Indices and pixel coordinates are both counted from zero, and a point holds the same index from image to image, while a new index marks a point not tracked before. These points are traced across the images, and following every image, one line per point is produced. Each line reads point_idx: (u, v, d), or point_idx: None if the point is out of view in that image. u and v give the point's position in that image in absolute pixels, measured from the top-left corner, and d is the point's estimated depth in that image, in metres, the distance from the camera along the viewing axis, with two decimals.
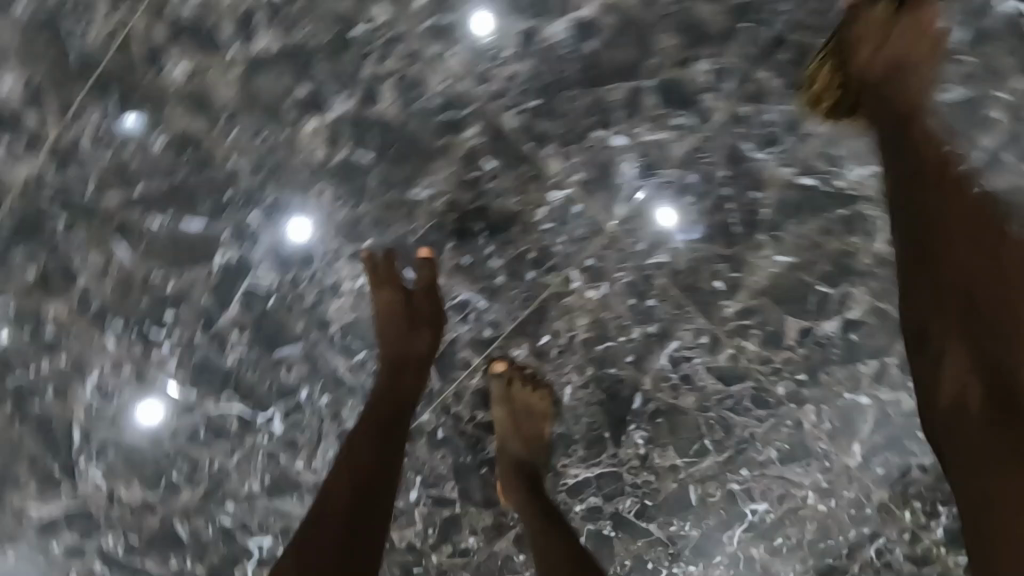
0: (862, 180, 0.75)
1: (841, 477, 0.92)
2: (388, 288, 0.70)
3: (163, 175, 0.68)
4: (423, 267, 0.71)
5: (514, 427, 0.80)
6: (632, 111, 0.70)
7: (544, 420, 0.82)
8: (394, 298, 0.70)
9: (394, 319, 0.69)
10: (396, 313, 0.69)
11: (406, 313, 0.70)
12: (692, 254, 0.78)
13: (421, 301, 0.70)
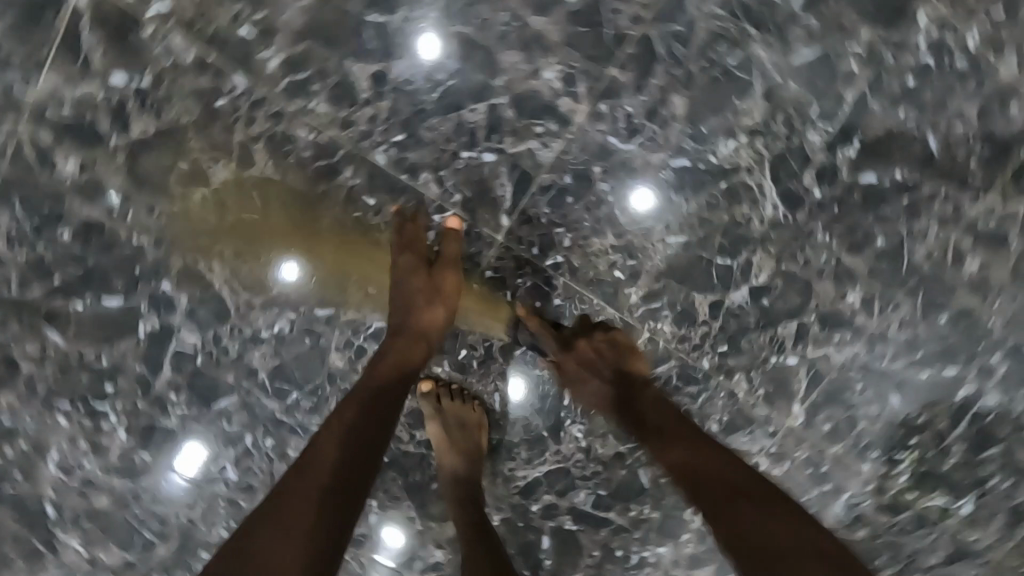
0: (734, 153, 0.78)
1: (789, 438, 0.95)
2: (411, 253, 0.74)
3: (75, 262, 0.74)
4: (453, 240, 0.75)
5: (449, 444, 0.85)
6: (494, 128, 0.74)
7: (479, 431, 0.87)
8: (416, 265, 0.74)
9: (418, 290, 0.74)
10: (416, 283, 0.74)
11: (430, 284, 0.74)
12: (587, 250, 0.81)
13: (444, 274, 0.74)
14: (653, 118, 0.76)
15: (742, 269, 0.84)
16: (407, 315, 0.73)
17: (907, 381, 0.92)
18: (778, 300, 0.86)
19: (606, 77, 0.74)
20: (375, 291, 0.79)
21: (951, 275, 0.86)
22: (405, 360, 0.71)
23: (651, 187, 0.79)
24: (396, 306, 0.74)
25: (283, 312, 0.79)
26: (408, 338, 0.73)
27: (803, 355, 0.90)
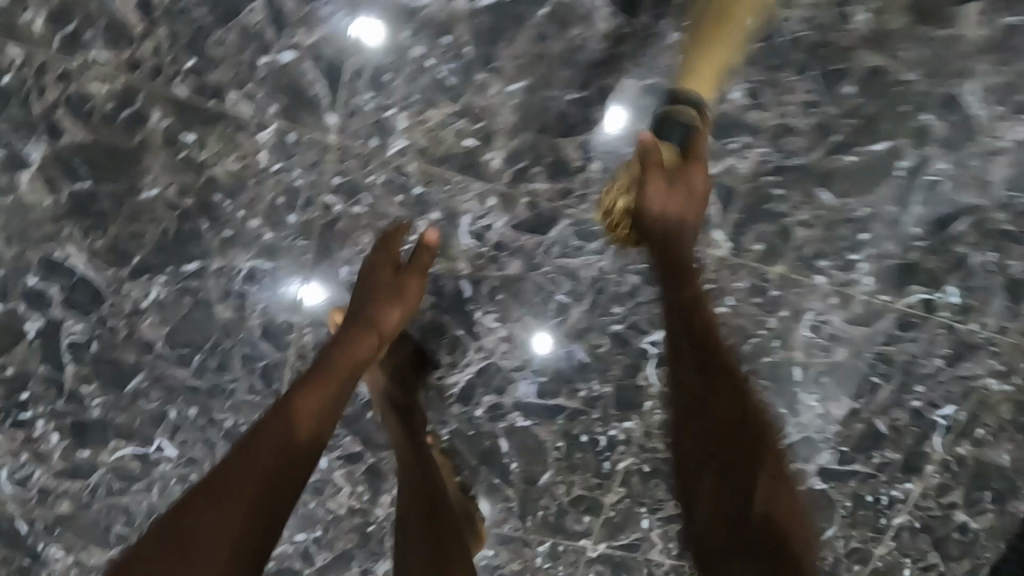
0: None
1: (721, 271, 0.87)
2: (386, 259, 0.74)
3: None
4: (427, 253, 0.75)
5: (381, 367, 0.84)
6: (280, 24, 0.70)
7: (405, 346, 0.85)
8: (388, 274, 0.74)
9: (381, 288, 0.73)
10: (382, 289, 0.73)
11: (394, 285, 0.74)
12: (426, 126, 0.76)
13: (409, 283, 0.74)
14: None
15: (601, 97, 0.77)
16: (371, 309, 0.72)
17: (831, 173, 0.83)
18: (654, 121, 0.78)
19: None
20: (231, 231, 0.78)
21: (839, 37, 0.77)
22: (356, 359, 0.70)
23: (468, 37, 0.73)
24: (361, 298, 0.73)
25: (153, 277, 0.79)
26: (365, 338, 0.71)
27: (705, 175, 0.81)
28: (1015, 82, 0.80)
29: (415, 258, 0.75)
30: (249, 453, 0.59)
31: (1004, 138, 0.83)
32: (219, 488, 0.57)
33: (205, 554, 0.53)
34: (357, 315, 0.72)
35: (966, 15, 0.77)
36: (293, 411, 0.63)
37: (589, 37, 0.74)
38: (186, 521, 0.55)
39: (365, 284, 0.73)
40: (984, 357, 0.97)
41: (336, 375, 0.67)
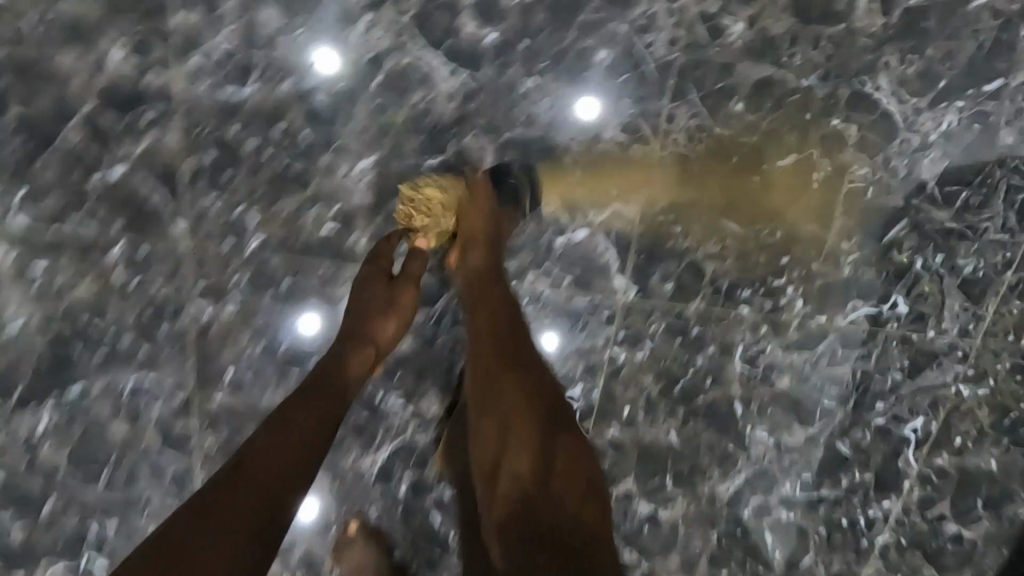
0: (366, 42, 0.66)
1: (633, 317, 0.80)
2: (380, 264, 0.69)
3: None
4: (420, 260, 0.69)
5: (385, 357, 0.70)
6: (104, 141, 0.67)
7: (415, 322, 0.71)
8: (377, 279, 0.69)
9: (373, 303, 0.68)
10: (378, 298, 0.68)
11: (387, 297, 0.68)
12: (279, 218, 0.71)
13: (404, 293, 0.68)
14: (256, 48, 0.65)
15: (458, 161, 0.70)
16: (365, 323, 0.67)
17: (734, 199, 0.76)
18: (525, 175, 0.71)
19: (174, 23, 0.64)
20: (105, 351, 0.75)
21: (713, 53, 0.68)
22: (350, 372, 0.66)
23: (302, 122, 0.68)
24: (350, 314, 0.68)
25: (38, 407, 0.76)
26: (357, 353, 0.67)
27: (591, 222, 0.76)
28: (929, 69, 0.71)
29: (407, 268, 0.69)
30: (266, 445, 0.58)
31: (928, 131, 0.74)
32: (244, 474, 0.55)
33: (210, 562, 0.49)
34: (351, 331, 0.68)
35: (855, 6, 0.68)
36: (302, 413, 0.61)
37: (432, 100, 0.68)
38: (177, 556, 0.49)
39: (360, 291, 0.68)
40: (949, 364, 0.88)
41: (326, 386, 0.64)
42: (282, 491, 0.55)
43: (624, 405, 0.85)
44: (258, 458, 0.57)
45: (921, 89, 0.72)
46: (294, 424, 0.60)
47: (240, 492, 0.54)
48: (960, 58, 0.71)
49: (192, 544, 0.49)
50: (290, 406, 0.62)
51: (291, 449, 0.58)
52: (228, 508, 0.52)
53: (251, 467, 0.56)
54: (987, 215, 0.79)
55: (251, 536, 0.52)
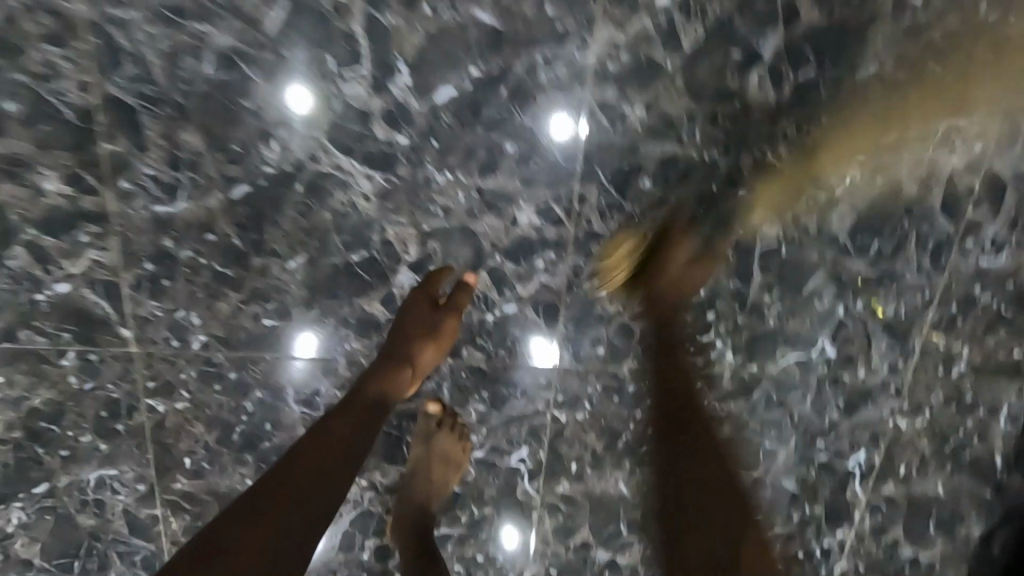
0: (283, 153, 0.69)
1: (571, 380, 0.84)
2: (426, 292, 0.74)
3: None
4: (466, 295, 0.75)
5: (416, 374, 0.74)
6: (45, 261, 0.71)
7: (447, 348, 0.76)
8: (422, 307, 0.73)
9: (418, 326, 0.73)
10: (417, 323, 0.73)
11: (428, 325, 0.73)
12: (221, 317, 0.75)
13: (444, 323, 0.73)
14: (179, 166, 0.68)
15: (385, 253, 0.74)
16: (408, 344, 0.72)
17: None
18: (449, 260, 0.76)
19: (101, 152, 0.67)
20: (68, 450, 0.79)
21: (616, 138, 0.72)
22: (390, 388, 0.72)
23: (232, 229, 0.72)
24: (396, 333, 0.73)
25: (10, 504, 0.81)
26: (397, 373, 0.72)
27: (521, 297, 0.79)
28: (826, 133, 0.74)
29: (453, 299, 0.75)
30: (309, 458, 0.64)
31: (833, 190, 0.78)
32: (285, 480, 0.62)
33: (230, 558, 0.55)
34: (392, 351, 0.73)
35: (749, 82, 0.71)
36: (342, 428, 0.67)
37: (354, 200, 0.72)
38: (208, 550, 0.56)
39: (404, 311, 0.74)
40: (883, 400, 0.91)
41: (364, 403, 0.70)
42: (315, 497, 0.61)
43: (571, 461, 0.88)
44: (302, 469, 0.63)
45: (821, 151, 0.75)
46: (333, 440, 0.66)
47: (284, 498, 0.60)
48: (855, 121, 0.74)
49: (237, 542, 0.56)
50: (333, 422, 0.68)
51: (326, 460, 0.64)
52: (273, 509, 0.59)
53: (289, 473, 0.62)
54: (901, 261, 0.82)
55: (273, 542, 0.57)
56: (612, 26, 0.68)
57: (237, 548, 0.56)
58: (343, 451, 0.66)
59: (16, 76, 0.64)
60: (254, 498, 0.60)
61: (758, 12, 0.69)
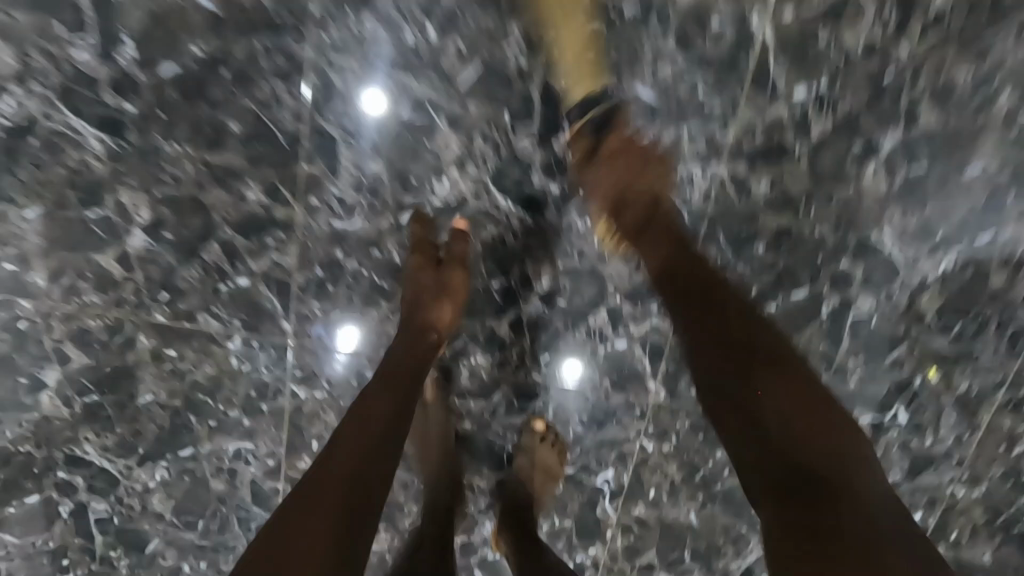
0: (454, 186, 0.80)
1: (661, 414, 0.93)
2: (417, 255, 0.77)
3: None
4: (461, 242, 0.78)
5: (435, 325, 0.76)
6: (235, 258, 0.82)
7: (453, 291, 0.77)
8: (422, 261, 0.77)
9: (426, 289, 0.76)
10: (432, 284, 0.76)
11: (438, 283, 0.76)
12: (368, 322, 0.85)
13: (453, 275, 0.77)
14: (361, 191, 0.79)
15: (521, 283, 0.85)
16: (423, 310, 0.75)
17: None
18: (574, 296, 0.85)
19: (300, 172, 0.78)
20: (216, 421, 0.90)
21: (739, 206, 0.82)
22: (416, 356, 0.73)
23: (396, 249, 0.82)
24: (408, 303, 0.76)
25: (158, 461, 0.92)
26: (427, 339, 0.74)
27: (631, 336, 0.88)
28: (928, 224, 0.83)
29: (451, 251, 0.77)
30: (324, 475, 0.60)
31: (926, 273, 0.86)
32: (310, 488, 0.60)
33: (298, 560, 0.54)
34: (411, 318, 0.75)
35: (866, 172, 0.80)
36: (375, 402, 0.67)
37: (502, 235, 0.82)
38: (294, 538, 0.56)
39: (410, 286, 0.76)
40: (945, 467, 0.96)
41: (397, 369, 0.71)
42: (369, 469, 0.62)
43: (650, 488, 0.96)
44: (321, 477, 0.60)
45: (921, 239, 0.84)
46: (356, 427, 0.64)
47: (327, 489, 0.59)
48: (956, 216, 0.82)
49: (297, 527, 0.56)
50: (368, 397, 0.68)
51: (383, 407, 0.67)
52: (330, 491, 0.59)
53: (317, 483, 0.60)
54: (980, 343, 0.89)
55: (335, 532, 0.57)
56: (752, 112, 0.77)
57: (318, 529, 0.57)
58: (363, 444, 0.63)
59: (245, 103, 0.75)
60: (296, 501, 0.59)
61: (884, 111, 0.78)
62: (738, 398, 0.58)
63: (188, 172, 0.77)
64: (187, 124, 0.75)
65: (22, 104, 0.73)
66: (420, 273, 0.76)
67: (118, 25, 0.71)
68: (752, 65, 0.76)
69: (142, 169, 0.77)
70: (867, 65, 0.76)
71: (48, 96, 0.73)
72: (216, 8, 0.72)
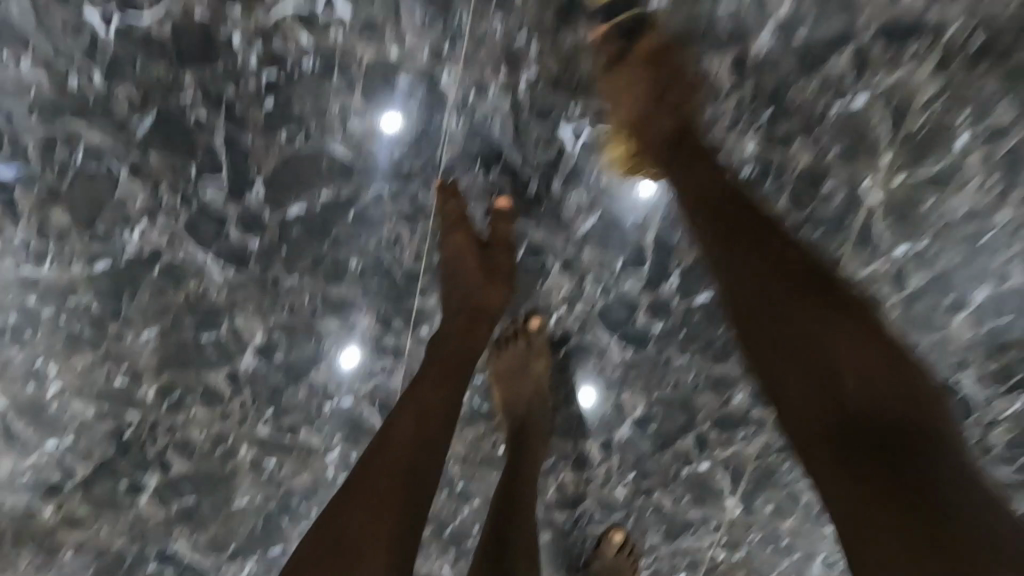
0: (562, 319, 0.83)
1: (734, 527, 0.96)
2: (457, 229, 0.72)
3: None
4: (503, 221, 0.74)
5: (478, 307, 0.73)
6: (341, 381, 0.84)
7: (501, 266, 0.74)
8: (466, 237, 0.73)
9: (468, 271, 0.73)
10: (474, 261, 0.73)
11: (483, 264, 0.73)
12: (464, 439, 0.88)
13: (500, 257, 0.74)
14: None
15: (615, 411, 0.87)
16: (472, 293, 0.73)
17: None
18: (664, 422, 0.88)
19: (414, 305, 0.81)
20: (308, 521, 0.93)
21: None
22: (472, 340, 0.72)
23: None
24: (449, 279, 0.73)
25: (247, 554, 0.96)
26: (475, 323, 0.73)
27: (714, 457, 0.91)
28: (1007, 367, 0.86)
29: (494, 229, 0.74)
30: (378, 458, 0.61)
31: (997, 410, 0.90)
32: (357, 487, 0.59)
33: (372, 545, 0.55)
34: (462, 302, 0.73)
35: (956, 319, 0.84)
36: (428, 396, 0.65)
37: (602, 365, 0.85)
38: (348, 523, 0.57)
39: (450, 262, 0.73)
40: None
41: (447, 353, 0.70)
42: (425, 452, 0.62)
43: None
44: (381, 464, 0.60)
45: (998, 380, 0.87)
46: (412, 412, 0.64)
47: (383, 474, 0.60)
48: None
49: (354, 530, 0.56)
50: (427, 372, 0.68)
51: (438, 385, 0.67)
52: (382, 478, 0.59)
53: (367, 484, 0.59)
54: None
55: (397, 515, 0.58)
56: (852, 265, 0.81)
57: (366, 521, 0.56)
58: (417, 421, 0.63)
59: (368, 241, 0.77)
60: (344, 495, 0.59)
61: (976, 270, 0.81)
62: (845, 355, 0.48)
63: (305, 302, 0.80)
64: (309, 260, 0.77)
65: (147, 237, 0.75)
66: (459, 243, 0.72)
67: (251, 170, 0.73)
68: (856, 225, 0.78)
69: (261, 299, 0.79)
70: (967, 227, 0.79)
71: (175, 230, 0.75)
72: (349, 154, 0.73)
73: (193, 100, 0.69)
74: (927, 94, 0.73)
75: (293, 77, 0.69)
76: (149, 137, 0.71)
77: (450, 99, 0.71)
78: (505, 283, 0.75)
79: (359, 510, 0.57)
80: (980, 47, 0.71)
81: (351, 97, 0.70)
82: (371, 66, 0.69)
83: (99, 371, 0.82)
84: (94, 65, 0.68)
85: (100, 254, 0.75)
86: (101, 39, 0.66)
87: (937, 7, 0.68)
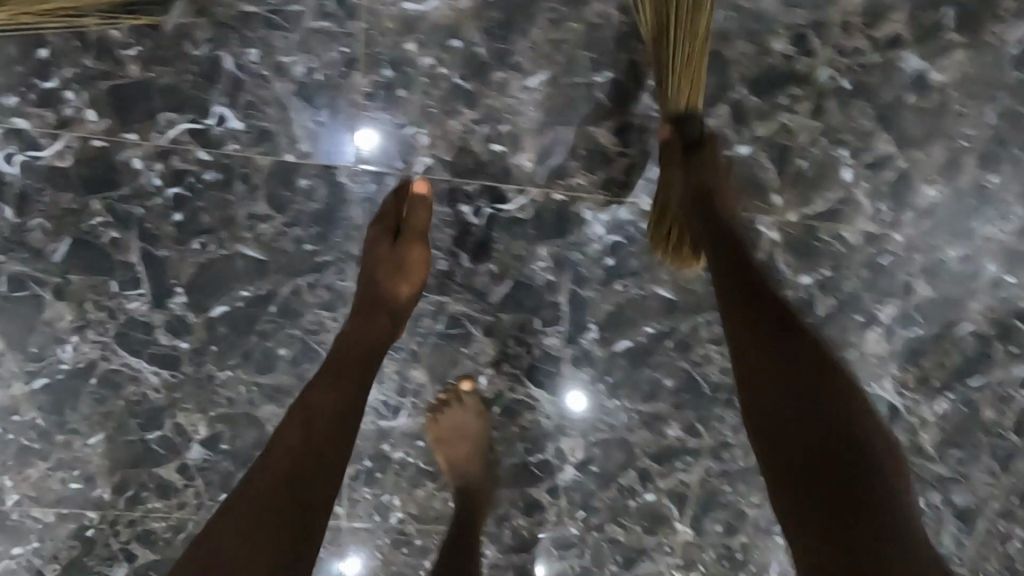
0: (492, 382, 0.85)
1: (690, 551, 0.89)
2: (379, 223, 0.72)
3: None
4: (423, 211, 0.71)
5: (379, 300, 0.68)
6: None
7: (416, 257, 0.70)
8: (383, 232, 0.71)
9: (385, 267, 0.69)
10: (384, 258, 0.70)
11: (395, 258, 0.70)
12: (415, 499, 0.88)
13: (409, 252, 0.70)
14: (404, 394, 0.85)
15: (557, 455, 0.87)
16: (381, 284, 0.68)
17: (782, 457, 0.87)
18: (607, 460, 0.88)
19: None
20: None
21: None
22: (375, 341, 0.66)
23: None
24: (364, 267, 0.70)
25: None
26: (381, 317, 0.67)
27: (658, 488, 0.88)
28: (924, 374, 0.84)
29: (411, 217, 0.71)
30: (263, 467, 0.56)
31: (925, 413, 0.85)
32: (240, 506, 0.54)
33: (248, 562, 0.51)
34: (365, 296, 0.68)
35: (868, 338, 0.83)
36: (319, 408, 0.59)
37: (536, 416, 0.86)
38: (212, 545, 0.52)
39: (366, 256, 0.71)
40: None
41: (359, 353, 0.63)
42: (323, 455, 0.56)
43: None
44: (267, 472, 0.55)
45: (918, 388, 0.85)
46: (302, 419, 0.58)
47: (262, 484, 0.55)
48: (950, 364, 0.84)
49: (232, 553, 0.51)
50: (328, 371, 0.62)
51: (343, 383, 0.61)
52: (265, 490, 0.54)
53: (250, 502, 0.54)
54: (974, 468, 0.86)
55: (285, 530, 0.53)
56: None
57: (235, 535, 0.52)
58: (306, 422, 0.58)
59: (292, 330, 0.78)
60: (222, 519, 0.53)
61: (882, 289, 0.82)
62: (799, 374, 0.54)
63: (241, 393, 0.81)
64: (239, 353, 0.79)
65: (79, 349, 0.78)
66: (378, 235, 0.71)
67: (170, 278, 0.75)
68: (762, 258, 0.80)
69: (194, 394, 0.80)
70: (867, 251, 0.81)
71: (105, 341, 0.77)
72: (262, 254, 0.75)
73: (103, 222, 0.73)
74: (808, 136, 0.76)
75: (196, 188, 0.73)
76: (66, 260, 0.74)
77: (352, 195, 0.74)
78: (418, 276, 0.70)
79: (239, 525, 0.52)
80: (845, 90, 0.75)
81: (255, 204, 0.74)
82: (272, 172, 0.73)
83: (53, 478, 0.81)
84: (4, 203, 0.72)
85: (38, 371, 0.78)
86: (5, 176, 0.71)
87: (798, 63, 0.74)
